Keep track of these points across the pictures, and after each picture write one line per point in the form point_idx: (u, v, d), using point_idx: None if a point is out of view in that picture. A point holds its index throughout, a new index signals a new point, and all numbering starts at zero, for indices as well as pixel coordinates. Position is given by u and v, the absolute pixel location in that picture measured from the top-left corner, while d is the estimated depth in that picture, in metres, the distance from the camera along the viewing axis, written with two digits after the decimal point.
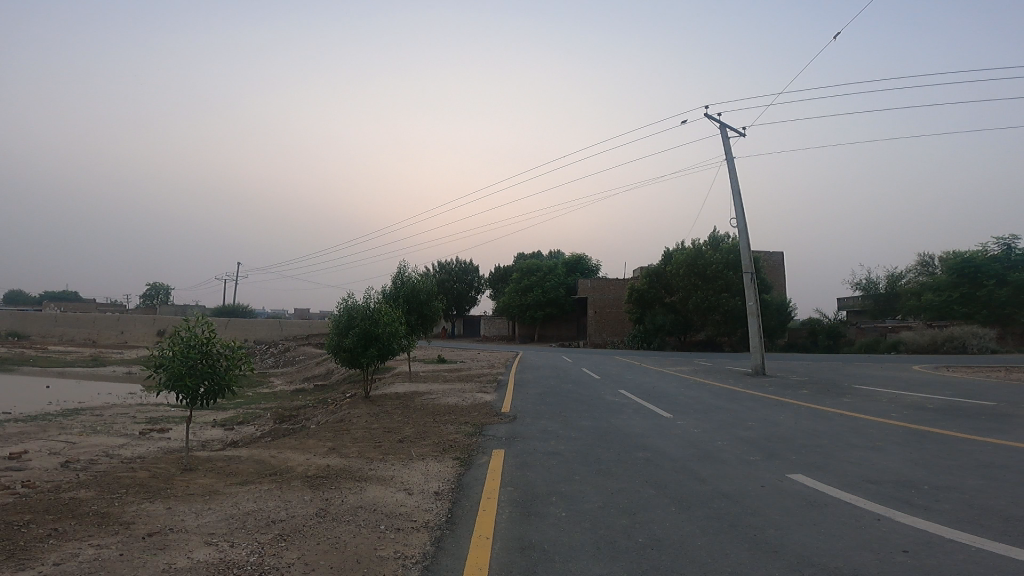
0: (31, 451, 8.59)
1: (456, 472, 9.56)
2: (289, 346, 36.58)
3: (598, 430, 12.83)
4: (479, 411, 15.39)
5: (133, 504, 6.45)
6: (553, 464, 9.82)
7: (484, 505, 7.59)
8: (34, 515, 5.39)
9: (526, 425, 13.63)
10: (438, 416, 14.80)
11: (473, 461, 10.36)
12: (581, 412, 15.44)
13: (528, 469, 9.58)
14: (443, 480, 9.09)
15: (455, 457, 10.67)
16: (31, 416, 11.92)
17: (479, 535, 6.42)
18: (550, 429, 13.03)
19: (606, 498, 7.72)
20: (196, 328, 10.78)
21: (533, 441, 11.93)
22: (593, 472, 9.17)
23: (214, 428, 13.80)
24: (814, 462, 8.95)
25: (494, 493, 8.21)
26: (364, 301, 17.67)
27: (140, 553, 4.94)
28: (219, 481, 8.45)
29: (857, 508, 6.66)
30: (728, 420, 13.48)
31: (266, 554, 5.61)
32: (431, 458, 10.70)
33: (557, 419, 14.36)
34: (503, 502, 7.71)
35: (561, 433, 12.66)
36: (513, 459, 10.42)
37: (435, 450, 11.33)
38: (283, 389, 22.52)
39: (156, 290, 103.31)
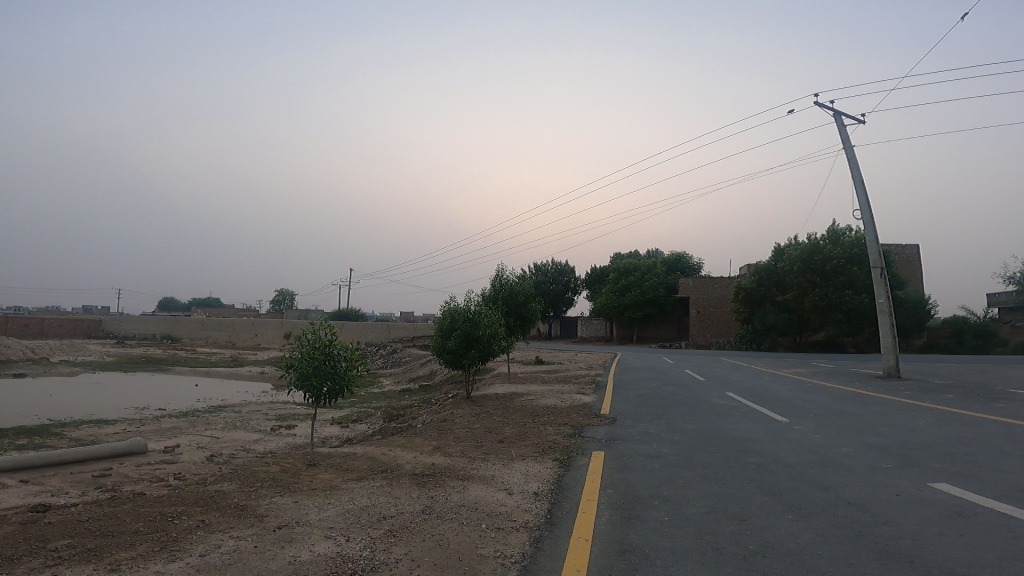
0: (182, 445, 9.89)
1: (555, 473, 9.73)
2: (396, 347, 38.76)
3: (703, 434, 12.38)
4: (579, 413, 15.37)
5: (266, 498, 7.27)
6: (654, 467, 9.68)
7: (583, 507, 7.65)
8: (186, 507, 6.28)
9: (626, 427, 13.44)
10: (537, 417, 15.02)
11: (572, 463, 10.44)
12: (685, 415, 14.95)
13: (629, 471, 9.51)
14: (542, 481, 9.29)
15: (556, 459, 10.82)
16: (183, 413, 13.70)
17: (578, 537, 6.51)
18: (651, 432, 12.80)
19: (713, 503, 7.48)
20: (320, 331, 11.85)
21: (634, 444, 11.74)
22: (699, 476, 8.91)
23: (332, 425, 15.03)
24: (959, 471, 8.04)
25: (594, 495, 8.24)
26: (465, 305, 18.36)
27: (271, 545, 5.60)
28: (338, 476, 9.27)
29: (1012, 518, 5.94)
30: (853, 425, 12.42)
31: (376, 550, 6.07)
32: (531, 459, 10.93)
33: (659, 422, 14.05)
34: (603, 505, 7.72)
35: (664, 435, 12.39)
36: (614, 461, 10.33)
37: (535, 451, 11.56)
38: (390, 389, 23.90)
39: (284, 296, 113.86)
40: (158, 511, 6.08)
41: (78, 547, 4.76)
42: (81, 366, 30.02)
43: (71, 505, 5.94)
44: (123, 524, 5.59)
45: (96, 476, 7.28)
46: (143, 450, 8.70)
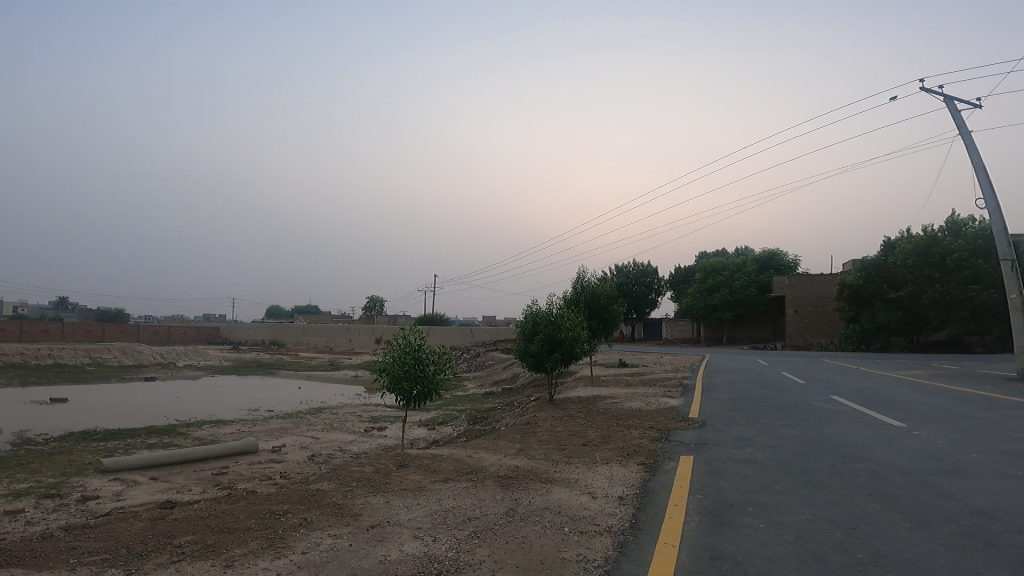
0: (287, 445, 10.79)
1: (641, 478, 9.60)
2: (480, 351, 39.69)
3: (803, 439, 11.70)
4: (666, 416, 15.02)
5: (361, 497, 7.85)
6: (748, 473, 9.29)
7: (670, 512, 7.52)
8: (290, 506, 7.06)
9: (717, 431, 12.98)
10: (622, 421, 14.86)
11: (659, 467, 10.24)
12: (782, 419, 14.18)
13: (720, 477, 9.20)
14: (627, 485, 9.21)
15: (641, 463, 10.65)
16: (287, 414, 14.91)
17: (665, 542, 6.42)
18: (745, 436, 12.28)
19: (815, 510, 7.09)
20: (409, 336, 12.46)
21: (726, 448, 11.33)
22: (799, 483, 8.45)
23: (420, 428, 15.74)
24: None
25: (681, 500, 8.06)
26: (547, 308, 18.51)
27: (364, 543, 6.04)
28: (427, 478, 9.73)
29: None
30: (982, 430, 11.21)
31: (461, 551, 6.33)
32: (616, 463, 10.86)
33: (753, 426, 13.43)
34: (692, 510, 7.53)
35: (759, 440, 11.85)
36: (704, 466, 10.03)
37: (619, 455, 11.46)
38: (474, 392, 24.52)
39: (375, 303, 119.79)
40: (265, 511, 6.74)
41: (200, 542, 5.41)
42: (200, 371, 33.38)
43: (194, 502, 6.72)
44: (236, 522, 6.24)
45: (214, 474, 8.13)
46: (254, 450, 9.59)
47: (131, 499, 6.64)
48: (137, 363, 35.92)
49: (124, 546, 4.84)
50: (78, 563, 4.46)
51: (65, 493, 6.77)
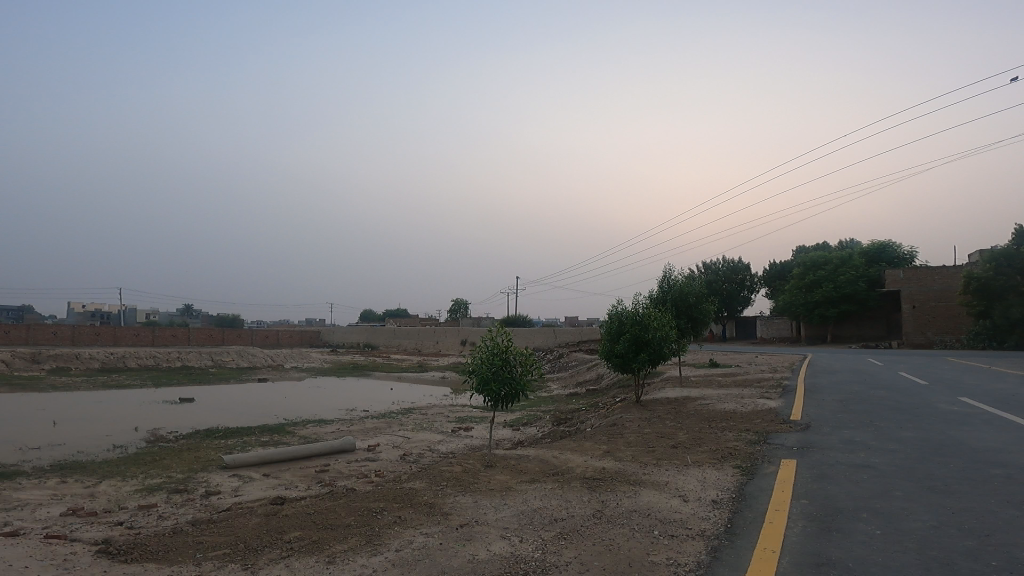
0: (381, 444, 11.41)
1: (737, 481, 9.19)
2: (564, 352, 39.61)
3: (923, 443, 10.69)
4: (763, 418, 14.26)
5: (451, 496, 8.19)
6: (859, 478, 8.64)
7: (771, 517, 7.13)
8: (386, 504, 7.49)
9: (822, 434, 12.15)
10: (714, 423, 14.29)
11: (757, 470, 9.74)
12: (898, 421, 13.01)
13: (827, 481, 8.61)
14: (722, 488, 8.86)
15: (737, 466, 10.18)
16: (381, 414, 15.75)
17: (764, 547, 6.14)
18: (854, 440, 11.41)
19: (941, 518, 6.48)
20: (497, 338, 12.74)
21: (834, 451, 10.58)
22: (921, 488, 7.76)
23: (505, 429, 16.04)
24: None
25: (782, 505, 7.63)
26: (633, 307, 18.17)
27: (453, 543, 6.27)
28: (513, 478, 9.90)
29: None
30: None
31: (548, 552, 6.34)
32: (709, 466, 10.45)
33: (864, 429, 12.44)
34: (795, 515, 7.11)
35: (871, 443, 10.96)
36: (807, 470, 9.44)
37: (713, 458, 11.03)
38: (558, 393, 24.56)
39: (458, 305, 122.74)
40: (363, 508, 7.21)
41: (306, 539, 5.86)
42: (303, 372, 35.92)
43: (301, 498, 7.29)
44: (338, 519, 6.71)
45: (318, 471, 8.76)
46: (352, 449, 10.23)
47: (247, 495, 7.30)
48: (250, 365, 39.25)
49: (241, 541, 5.35)
50: (204, 553, 4.98)
51: (191, 488, 7.55)
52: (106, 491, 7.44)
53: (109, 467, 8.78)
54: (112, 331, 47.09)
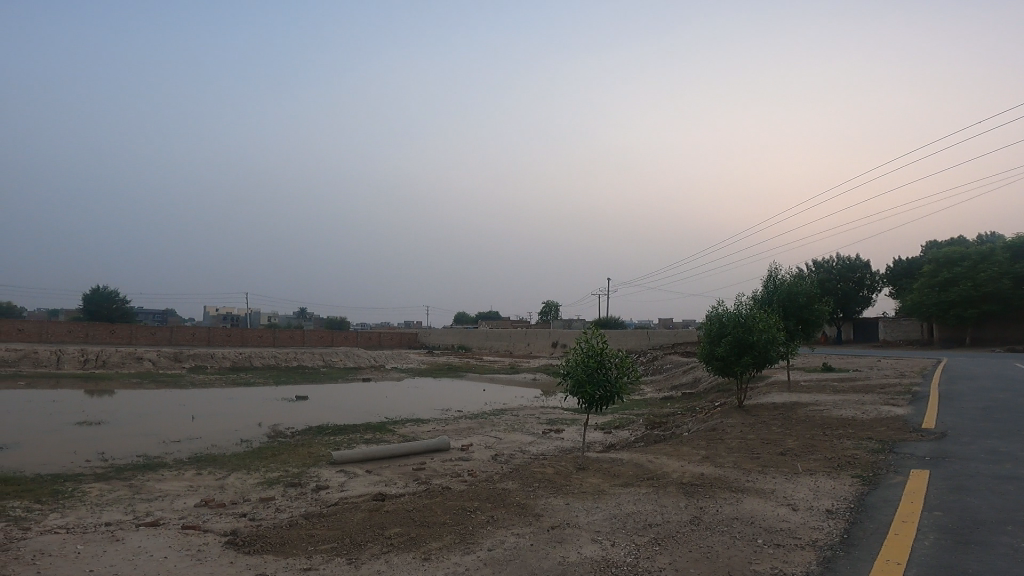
0: (474, 444, 11.84)
1: (855, 491, 8.55)
2: (659, 354, 38.53)
3: None
4: (886, 426, 13.09)
5: (543, 499, 8.36)
6: (1004, 489, 7.75)
7: (896, 528, 6.60)
8: (479, 504, 7.80)
9: (957, 443, 10.96)
10: (828, 430, 13.32)
11: (879, 480, 8.99)
12: None
13: (965, 492, 7.80)
14: (836, 498, 8.29)
15: (855, 475, 9.45)
16: (474, 414, 16.30)
17: (887, 559, 5.72)
18: (998, 450, 10.20)
19: None
20: (592, 340, 12.76)
21: (973, 462, 9.52)
22: None
23: (597, 431, 16.00)
24: None
25: (912, 516, 6.99)
26: (735, 309, 17.38)
27: (545, 545, 6.43)
28: (606, 481, 9.88)
29: None
30: None
31: (641, 556, 6.27)
32: (823, 475, 9.78)
33: (1011, 439, 11.07)
34: (925, 527, 6.52)
35: (1019, 455, 9.75)
36: (940, 480, 8.59)
37: (827, 466, 10.31)
38: (653, 397, 23.99)
39: (548, 308, 122.83)
40: (457, 507, 7.57)
41: (404, 535, 6.27)
42: (403, 373, 37.72)
43: (400, 495, 7.78)
44: (434, 516, 7.10)
45: (415, 469, 9.28)
46: (447, 448, 10.72)
47: (351, 490, 7.90)
48: (354, 365, 41.91)
49: (346, 536, 5.83)
50: (314, 547, 5.50)
51: (303, 482, 8.30)
52: (232, 483, 8.36)
53: (236, 460, 9.85)
54: (240, 332, 52.19)
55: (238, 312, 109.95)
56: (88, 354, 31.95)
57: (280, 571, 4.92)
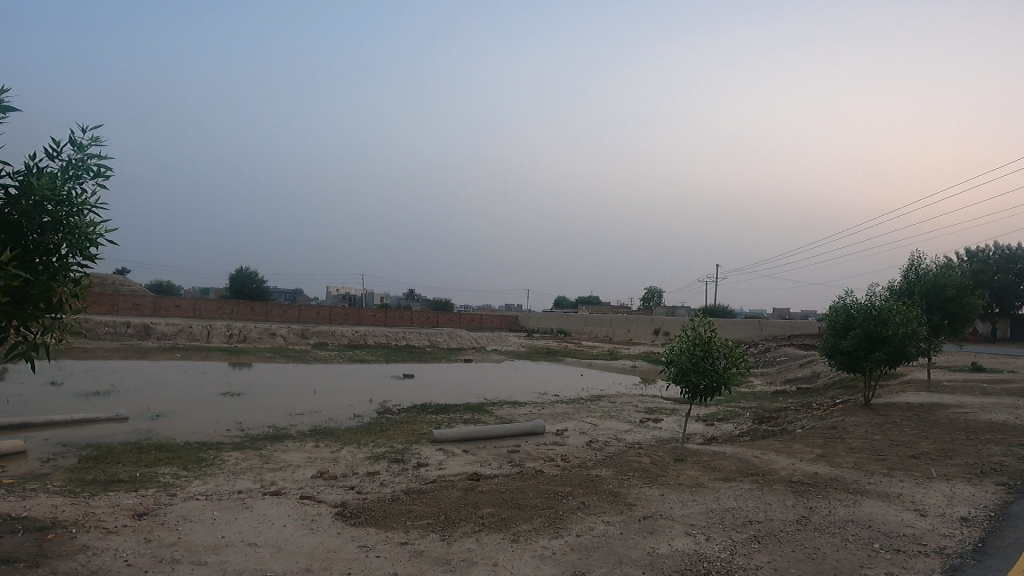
0: (570, 429, 12.05)
1: (999, 500, 7.69)
2: (772, 345, 36.14)
3: None
4: None
5: (637, 488, 8.40)
6: None
7: None
8: (571, 489, 8.01)
9: None
10: (972, 434, 11.89)
11: None
12: None
13: None
14: (974, 506, 7.53)
15: (1002, 484, 8.44)
16: (571, 399, 16.49)
17: None
18: None
19: None
20: (699, 328, 12.35)
21: None
22: None
23: (699, 423, 15.53)
24: None
25: None
26: (867, 300, 15.85)
27: (635, 535, 6.50)
28: (705, 475, 9.65)
29: None
30: None
31: (736, 553, 6.14)
32: (961, 481, 8.83)
33: None
34: None
35: None
36: None
37: (967, 472, 9.28)
38: (763, 390, 22.70)
39: (652, 294, 119.03)
40: (549, 490, 7.83)
41: (497, 515, 6.63)
42: (503, 355, 38.72)
43: (494, 476, 8.19)
44: (526, 499, 7.42)
45: (511, 451, 9.68)
46: (542, 432, 11.03)
47: (449, 469, 8.45)
48: (457, 346, 43.74)
49: (441, 514, 6.31)
50: (412, 522, 6.02)
51: (406, 458, 9.00)
52: (345, 456, 9.27)
53: (349, 434, 10.87)
54: (356, 311, 56.39)
55: (355, 292, 118.36)
56: (232, 328, 36.30)
57: (381, 543, 5.47)
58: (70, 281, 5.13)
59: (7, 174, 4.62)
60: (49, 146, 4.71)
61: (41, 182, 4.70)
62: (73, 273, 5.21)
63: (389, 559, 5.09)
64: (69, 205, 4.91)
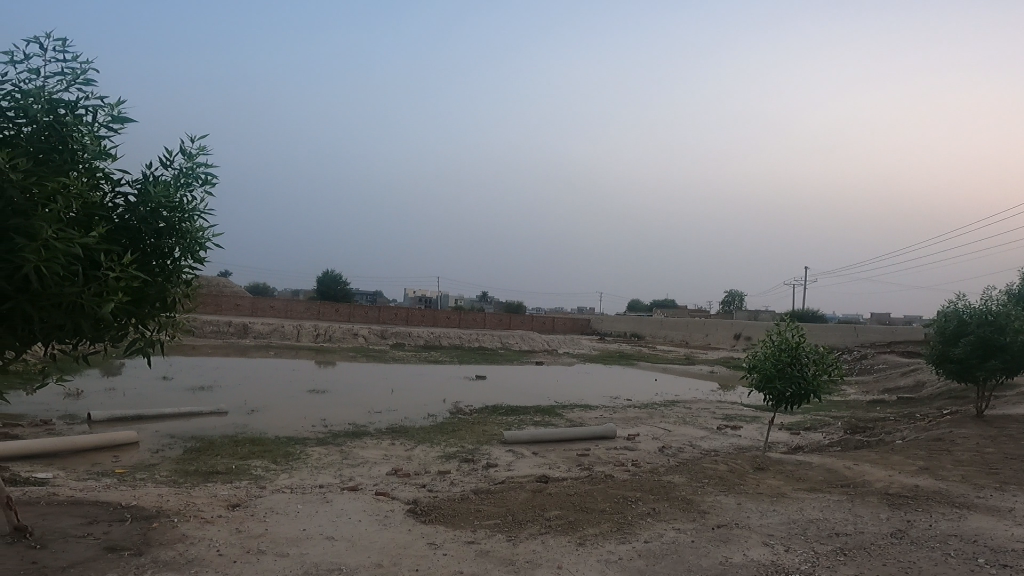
0: (642, 434, 11.87)
1: None
2: (868, 353, 33.52)
3: None
4: None
5: (712, 496, 8.16)
6: None
7: None
8: (641, 495, 7.92)
9: None
10: None
11: None
12: None
13: None
14: None
15: None
16: (644, 404, 16.19)
17: None
18: None
19: None
20: (786, 333, 11.73)
21: None
22: None
23: (784, 432, 14.75)
24: None
25: None
26: (981, 304, 14.41)
27: (707, 543, 6.34)
28: (788, 485, 9.21)
29: None
30: None
31: (818, 565, 5.86)
32: None
33: None
34: None
35: None
36: None
37: None
38: (857, 399, 21.16)
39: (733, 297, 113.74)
40: (618, 495, 7.80)
41: (564, 518, 6.69)
42: (575, 359, 38.51)
43: (563, 479, 8.26)
44: (594, 503, 7.42)
45: (580, 454, 9.71)
46: (612, 436, 10.96)
47: (517, 470, 8.61)
48: (529, 348, 44.01)
49: (508, 514, 6.47)
50: (479, 522, 6.22)
51: (476, 459, 9.25)
52: (418, 455, 9.66)
53: (423, 433, 11.30)
54: (431, 313, 58.12)
55: (431, 294, 121.90)
56: (318, 329, 38.61)
57: (448, 541, 5.70)
58: (182, 282, 5.74)
59: (129, 183, 5.23)
60: (164, 157, 5.29)
61: (157, 190, 5.27)
62: (186, 275, 5.82)
63: (455, 557, 5.31)
64: (182, 212, 5.49)
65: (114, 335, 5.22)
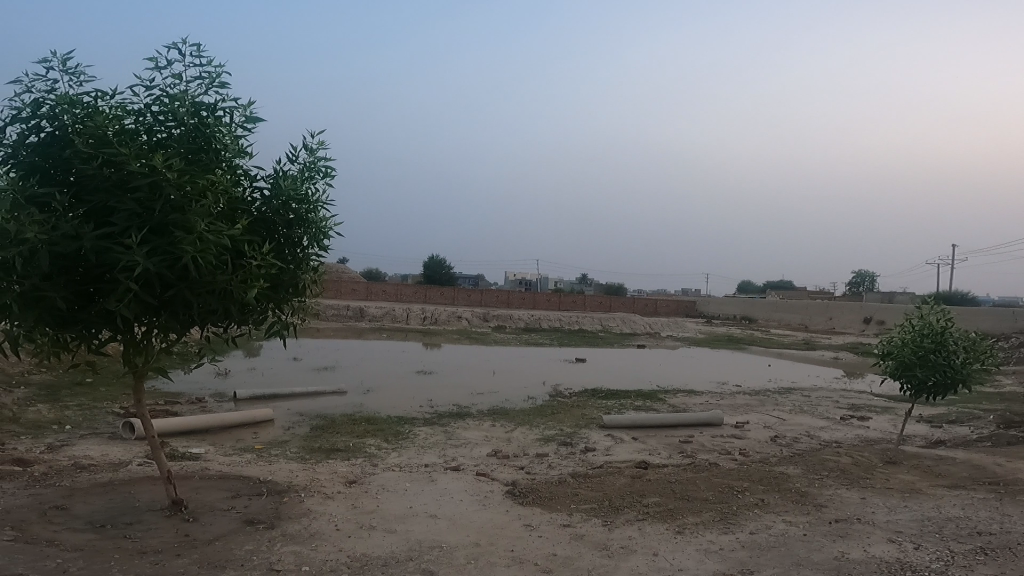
0: (752, 422, 11.33)
1: None
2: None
3: None
4: None
5: (831, 489, 7.68)
6: None
7: None
8: (750, 485, 7.64)
9: None
10: None
11: None
12: None
13: None
14: None
15: None
16: (755, 391, 15.38)
17: None
18: None
19: None
20: (931, 318, 10.48)
21: None
22: None
23: (921, 424, 13.35)
24: None
25: None
26: None
27: (821, 538, 6.02)
28: (923, 480, 8.40)
29: None
30: None
31: (953, 565, 5.36)
32: None
33: None
34: None
35: None
36: None
37: None
38: (1015, 390, 18.53)
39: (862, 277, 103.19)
40: (724, 484, 7.58)
41: (663, 505, 6.66)
42: (679, 342, 37.24)
43: (664, 466, 8.18)
44: (696, 491, 7.29)
45: (683, 441, 9.52)
46: (719, 423, 10.61)
47: (616, 455, 8.65)
48: (631, 331, 43.21)
49: (606, 500, 6.57)
50: (576, 506, 6.38)
51: (575, 443, 9.40)
52: (518, 437, 9.99)
53: (523, 415, 11.65)
54: (532, 296, 58.79)
55: (532, 277, 123.31)
56: (426, 312, 40.65)
57: (544, 523, 5.92)
58: (310, 268, 6.37)
59: (263, 179, 5.89)
60: (291, 153, 5.90)
61: (287, 184, 5.90)
62: (313, 263, 6.44)
63: (551, 539, 5.52)
64: (309, 203, 6.09)
65: (256, 319, 5.94)
